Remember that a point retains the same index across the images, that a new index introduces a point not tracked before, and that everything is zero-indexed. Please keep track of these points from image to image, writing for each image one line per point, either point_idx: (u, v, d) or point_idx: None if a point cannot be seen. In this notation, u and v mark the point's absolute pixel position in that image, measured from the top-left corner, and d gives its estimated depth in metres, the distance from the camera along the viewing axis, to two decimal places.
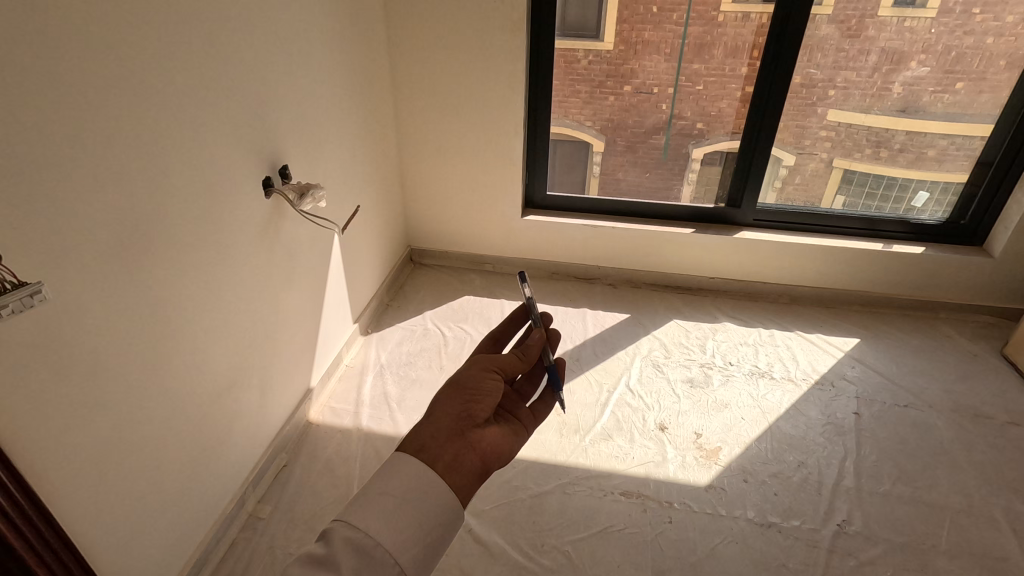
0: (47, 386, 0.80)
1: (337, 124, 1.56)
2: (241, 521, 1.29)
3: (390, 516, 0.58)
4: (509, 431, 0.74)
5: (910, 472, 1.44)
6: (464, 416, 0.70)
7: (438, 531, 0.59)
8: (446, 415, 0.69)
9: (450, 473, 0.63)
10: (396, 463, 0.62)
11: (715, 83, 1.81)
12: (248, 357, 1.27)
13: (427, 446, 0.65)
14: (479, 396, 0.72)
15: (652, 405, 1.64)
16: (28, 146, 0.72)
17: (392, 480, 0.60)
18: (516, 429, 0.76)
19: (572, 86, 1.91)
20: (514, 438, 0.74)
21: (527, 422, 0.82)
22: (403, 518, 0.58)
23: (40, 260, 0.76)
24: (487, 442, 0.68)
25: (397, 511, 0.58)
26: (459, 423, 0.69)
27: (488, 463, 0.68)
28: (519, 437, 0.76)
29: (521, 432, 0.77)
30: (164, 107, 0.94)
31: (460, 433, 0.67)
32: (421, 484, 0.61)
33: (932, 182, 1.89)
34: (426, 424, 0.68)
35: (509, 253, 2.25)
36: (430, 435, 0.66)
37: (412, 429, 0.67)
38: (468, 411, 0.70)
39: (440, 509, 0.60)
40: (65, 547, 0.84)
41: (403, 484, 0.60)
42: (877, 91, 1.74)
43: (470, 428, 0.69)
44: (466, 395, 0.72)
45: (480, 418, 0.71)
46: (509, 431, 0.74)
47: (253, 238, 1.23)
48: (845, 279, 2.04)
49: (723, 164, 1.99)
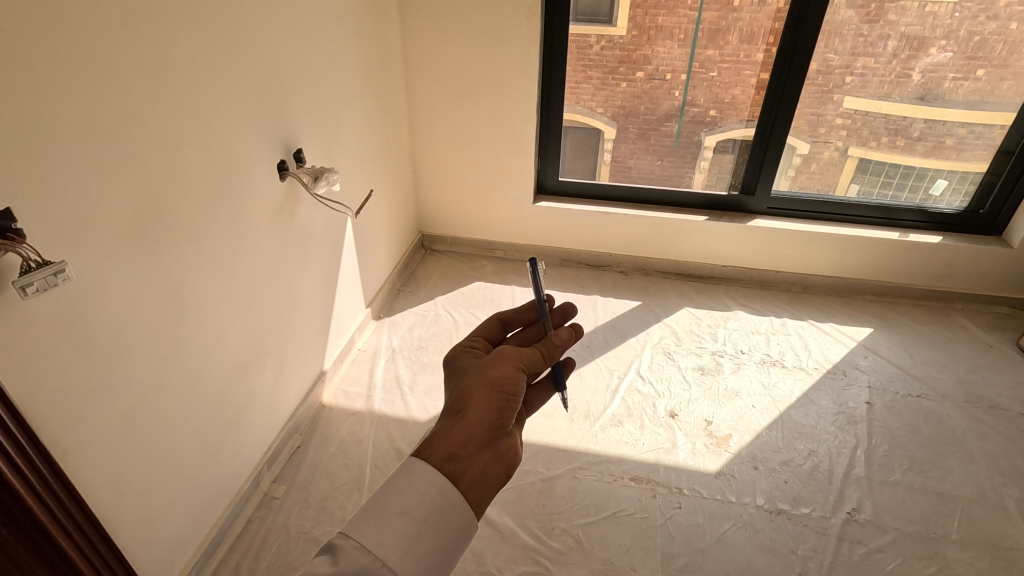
0: (72, 364, 0.81)
1: (350, 108, 1.55)
2: (257, 501, 1.32)
3: (407, 543, 0.56)
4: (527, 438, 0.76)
5: (922, 462, 1.43)
6: (497, 424, 0.69)
7: (452, 558, 0.59)
8: (480, 422, 0.68)
9: (476, 488, 0.63)
10: (417, 478, 0.60)
11: (730, 70, 1.79)
12: (263, 338, 1.28)
13: (457, 455, 0.64)
14: (512, 402, 0.72)
15: (663, 392, 1.64)
16: (50, 128, 0.73)
17: (411, 499, 0.58)
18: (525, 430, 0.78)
19: (585, 72, 1.89)
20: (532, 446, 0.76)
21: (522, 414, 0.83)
22: (420, 545, 0.56)
23: (64, 238, 0.77)
24: (515, 456, 0.69)
25: (414, 536, 0.56)
26: (491, 431, 0.68)
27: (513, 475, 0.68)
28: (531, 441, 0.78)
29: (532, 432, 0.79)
30: (183, 90, 0.94)
31: (489, 442, 0.67)
32: (442, 507, 0.59)
33: (950, 171, 1.86)
34: (458, 429, 0.67)
35: (520, 240, 2.25)
36: (460, 443, 0.65)
37: (441, 432, 0.66)
38: (501, 419, 0.70)
39: (458, 532, 0.59)
40: (90, 523, 0.86)
41: (422, 506, 0.58)
42: (895, 78, 1.71)
43: (501, 438, 0.69)
44: (501, 400, 0.71)
45: (510, 427, 0.71)
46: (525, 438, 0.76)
47: (268, 221, 1.24)
48: (859, 268, 2.03)
49: (736, 151, 1.97)
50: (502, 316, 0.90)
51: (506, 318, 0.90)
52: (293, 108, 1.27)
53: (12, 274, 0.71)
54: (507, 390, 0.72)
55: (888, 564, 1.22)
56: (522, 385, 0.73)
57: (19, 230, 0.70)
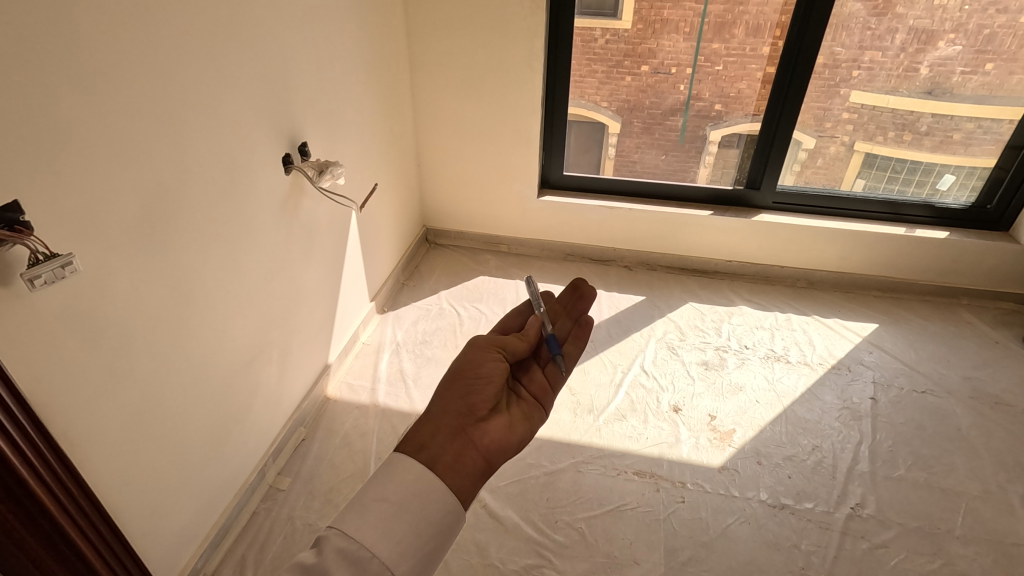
0: (79, 356, 0.82)
1: (354, 102, 1.55)
2: (262, 492, 1.33)
3: (387, 525, 0.56)
4: (517, 419, 0.75)
5: (927, 458, 1.43)
6: (466, 412, 0.70)
7: (435, 540, 0.58)
8: (448, 413, 0.69)
9: (450, 473, 0.63)
10: (394, 465, 0.61)
11: (735, 63, 1.78)
12: (268, 331, 1.29)
13: (426, 445, 0.65)
14: (478, 387, 0.73)
15: (667, 387, 1.64)
16: (57, 121, 0.73)
17: (389, 486, 0.59)
18: (526, 413, 0.77)
19: (589, 65, 1.88)
20: (524, 427, 0.75)
21: (541, 397, 0.83)
22: (399, 526, 0.57)
23: (72, 230, 0.78)
24: (490, 439, 0.69)
25: (392, 519, 0.57)
26: (460, 420, 0.69)
27: (491, 460, 0.68)
28: (531, 423, 0.77)
29: (534, 415, 0.78)
30: (188, 83, 0.94)
31: (459, 431, 0.68)
32: (420, 490, 0.60)
33: (958, 166, 1.85)
34: (426, 423, 0.68)
35: (524, 234, 2.25)
36: (428, 434, 0.66)
37: (411, 428, 0.67)
38: (470, 406, 0.71)
39: (439, 514, 0.59)
40: (96, 513, 0.87)
41: (401, 490, 0.59)
42: (903, 72, 1.70)
43: (472, 425, 0.69)
44: (467, 388, 0.73)
45: (484, 412, 0.72)
46: (517, 420, 0.75)
47: (273, 214, 1.24)
48: (864, 263, 2.02)
49: (741, 146, 1.96)
50: (501, 322, 0.93)
51: (506, 324, 0.93)
52: (297, 101, 1.27)
53: (20, 267, 0.71)
54: (473, 374, 0.74)
55: (891, 559, 1.22)
56: (490, 368, 0.75)
57: (27, 222, 0.70)
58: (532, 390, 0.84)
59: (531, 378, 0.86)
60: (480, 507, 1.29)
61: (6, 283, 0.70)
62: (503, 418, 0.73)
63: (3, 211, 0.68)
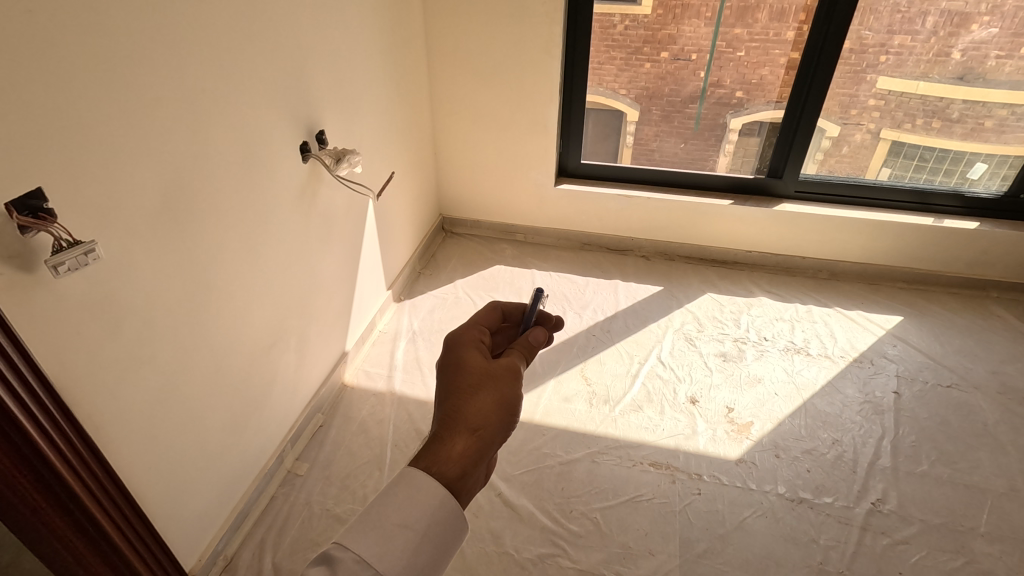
0: (103, 342, 0.83)
1: (371, 90, 1.54)
2: (280, 477, 1.35)
3: (408, 555, 0.51)
4: None
5: (951, 454, 1.40)
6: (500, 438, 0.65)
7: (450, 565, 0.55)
8: (489, 437, 0.63)
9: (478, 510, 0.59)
10: (422, 483, 0.55)
11: (758, 49, 1.73)
12: (286, 318, 1.30)
13: (468, 474, 0.59)
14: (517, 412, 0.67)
15: (684, 377, 1.63)
16: (79, 108, 0.74)
17: (413, 511, 0.53)
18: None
19: (608, 52, 1.85)
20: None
21: None
22: (422, 558, 0.52)
23: (95, 219, 0.79)
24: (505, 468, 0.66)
25: (414, 548, 0.52)
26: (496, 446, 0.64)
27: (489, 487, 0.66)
28: None
29: None
30: (206, 73, 0.94)
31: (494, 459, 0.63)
32: (446, 520, 0.54)
33: (988, 154, 1.79)
34: (471, 444, 0.61)
35: (541, 223, 2.24)
36: (471, 460, 0.60)
37: (456, 449, 0.60)
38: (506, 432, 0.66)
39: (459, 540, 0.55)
40: (122, 496, 0.89)
41: (424, 518, 0.53)
42: (934, 57, 1.64)
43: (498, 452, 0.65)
44: (511, 412, 0.66)
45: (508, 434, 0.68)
46: None
47: (291, 203, 1.25)
48: (889, 255, 1.97)
49: (763, 134, 1.92)
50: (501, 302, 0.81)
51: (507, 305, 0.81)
52: (314, 90, 1.26)
53: (43, 254, 0.73)
54: (515, 399, 0.67)
55: (912, 556, 1.20)
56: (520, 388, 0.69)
57: (50, 210, 0.72)
58: None
59: None
60: (496, 496, 1.30)
61: (31, 269, 0.71)
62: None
63: (27, 198, 0.69)
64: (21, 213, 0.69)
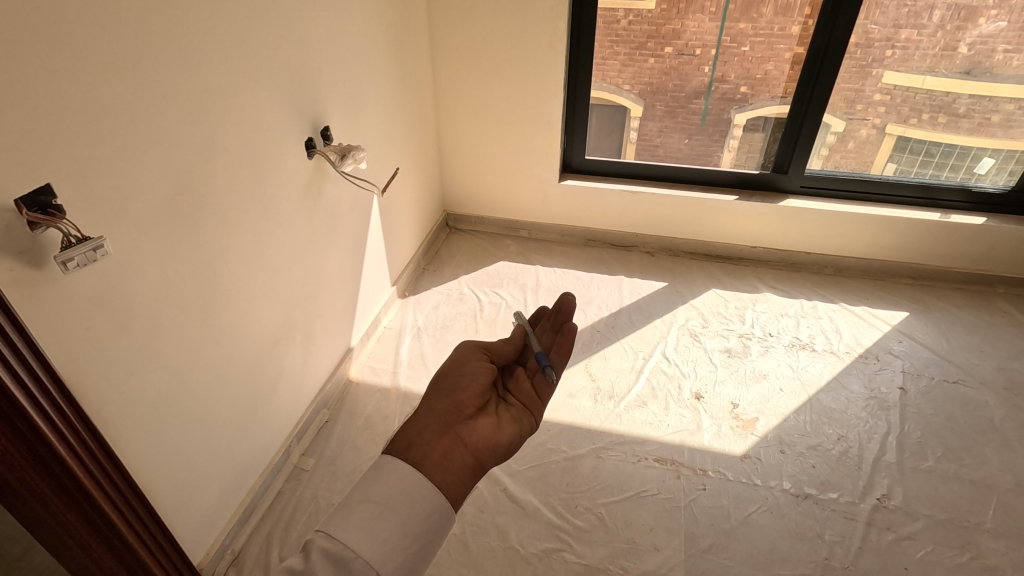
0: (112, 338, 0.84)
1: (375, 86, 1.54)
2: (287, 472, 1.36)
3: (371, 527, 0.56)
4: (505, 420, 0.76)
5: (957, 450, 1.40)
6: (453, 410, 0.72)
7: (422, 539, 0.58)
8: (434, 412, 0.71)
9: (440, 470, 0.64)
10: (383, 462, 0.62)
11: (763, 43, 1.73)
12: (292, 314, 1.30)
13: (415, 443, 0.66)
14: (462, 385, 0.76)
15: (688, 373, 1.63)
16: (88, 105, 0.74)
17: (375, 487, 0.59)
18: (515, 416, 0.78)
19: (612, 47, 1.85)
20: (514, 428, 0.75)
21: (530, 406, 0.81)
22: (385, 525, 0.57)
23: (103, 216, 0.79)
24: (477, 436, 0.70)
25: (377, 520, 0.57)
26: (447, 418, 0.71)
27: (481, 458, 0.69)
28: (519, 426, 0.77)
29: (522, 420, 0.78)
30: (211, 69, 0.94)
31: (447, 428, 0.69)
32: (406, 491, 0.59)
33: (996, 149, 1.78)
34: (414, 423, 0.70)
35: (545, 219, 2.24)
36: (417, 433, 0.68)
37: (400, 429, 0.69)
38: (458, 404, 0.73)
39: (426, 513, 0.59)
40: (132, 492, 0.90)
41: (385, 491, 0.59)
42: (941, 51, 1.63)
43: (459, 423, 0.71)
44: (451, 386, 0.75)
45: (471, 410, 0.74)
46: (507, 421, 0.76)
47: (297, 199, 1.25)
48: (895, 250, 1.96)
49: (768, 129, 1.92)
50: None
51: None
52: (319, 86, 1.26)
53: (53, 250, 0.73)
54: (453, 376, 0.77)
55: (918, 551, 1.20)
56: (472, 369, 0.78)
57: (60, 206, 0.72)
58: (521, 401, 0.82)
59: (518, 386, 0.84)
60: (501, 491, 1.31)
61: (40, 265, 0.72)
62: (490, 419, 0.74)
63: (37, 194, 0.69)
64: (30, 209, 0.69)
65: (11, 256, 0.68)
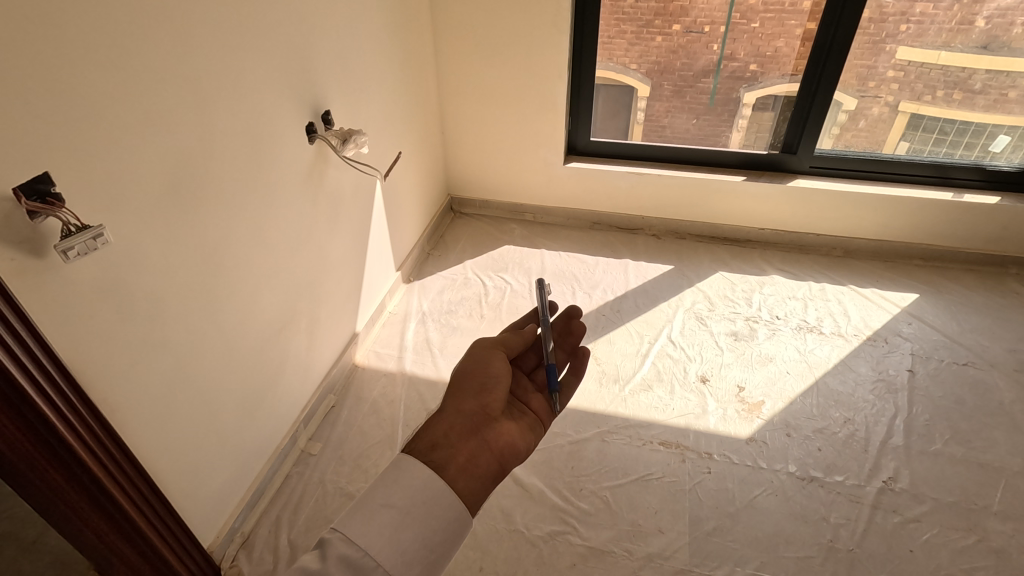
0: (115, 326, 0.84)
1: (377, 68, 1.52)
2: (295, 456, 1.37)
3: (391, 533, 0.56)
4: (523, 428, 0.77)
5: (965, 432, 1.39)
6: (478, 413, 0.73)
7: (440, 549, 0.59)
8: (460, 414, 0.72)
9: (463, 475, 0.64)
10: (406, 462, 0.62)
11: (773, 19, 1.68)
12: (296, 299, 1.30)
13: (440, 444, 0.67)
14: (489, 387, 0.76)
15: (694, 357, 1.62)
16: (86, 92, 0.73)
17: (396, 492, 0.59)
18: (530, 424, 0.80)
19: (618, 26, 1.81)
20: (531, 436, 0.77)
21: (543, 415, 0.84)
22: (406, 533, 0.57)
23: (104, 203, 0.79)
24: (503, 442, 0.71)
25: (398, 528, 0.57)
26: (474, 421, 0.72)
27: (504, 463, 0.70)
28: (535, 434, 0.79)
29: (536, 428, 0.80)
30: (210, 53, 0.93)
31: (474, 432, 0.70)
32: (426, 498, 0.60)
33: (1012, 126, 1.73)
34: (439, 423, 0.71)
35: (550, 202, 2.22)
36: (445, 435, 0.68)
37: (425, 428, 0.69)
38: (482, 408, 0.73)
39: (446, 523, 0.60)
40: (142, 478, 0.91)
41: (407, 497, 0.59)
42: (957, 25, 1.58)
43: (484, 427, 0.72)
44: (477, 388, 0.75)
45: (495, 416, 0.74)
46: (524, 429, 0.77)
47: (300, 184, 1.25)
48: (906, 231, 1.93)
49: (777, 108, 1.88)
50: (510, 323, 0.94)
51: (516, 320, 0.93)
52: (320, 69, 1.25)
53: (54, 238, 0.73)
54: (476, 376, 0.76)
55: (924, 534, 1.20)
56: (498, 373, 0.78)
57: (59, 194, 0.72)
58: (532, 408, 0.84)
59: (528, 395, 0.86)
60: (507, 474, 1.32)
61: (41, 254, 0.72)
62: (512, 424, 0.76)
63: (34, 182, 0.69)
64: (29, 198, 0.69)
65: (11, 245, 0.68)
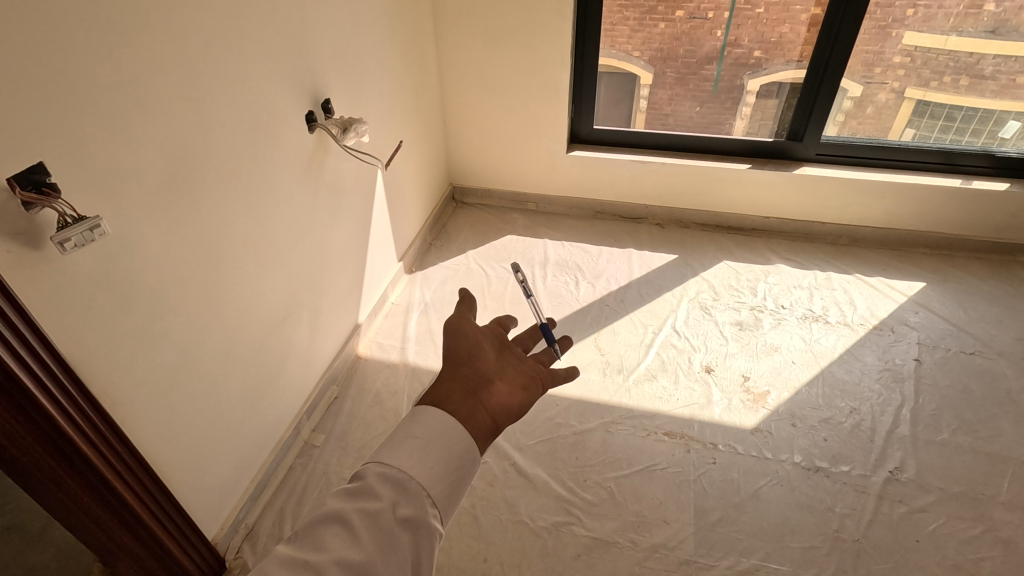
0: (115, 318, 0.83)
1: (377, 55, 1.50)
2: (298, 447, 1.37)
3: (415, 456, 0.56)
4: (522, 381, 0.70)
5: (972, 422, 1.38)
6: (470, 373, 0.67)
7: (460, 478, 0.57)
8: (452, 376, 0.67)
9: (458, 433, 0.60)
10: (418, 413, 0.60)
11: (778, 5, 1.65)
12: (298, 291, 1.29)
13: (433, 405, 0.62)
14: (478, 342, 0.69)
15: (699, 347, 1.61)
16: (80, 81, 0.72)
17: (416, 424, 0.59)
18: (531, 377, 0.70)
19: (621, 12, 1.78)
20: (533, 390, 0.69)
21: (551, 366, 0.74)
22: (428, 459, 0.56)
23: (101, 194, 0.78)
24: (496, 401, 0.65)
25: (420, 453, 0.56)
26: (466, 382, 0.66)
27: (498, 420, 0.65)
28: (536, 389, 0.70)
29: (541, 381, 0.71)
30: (207, 41, 0.91)
31: (468, 391, 0.64)
32: (443, 427, 0.59)
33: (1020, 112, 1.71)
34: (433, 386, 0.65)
35: (553, 191, 2.20)
36: (444, 395, 0.63)
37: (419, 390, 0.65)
38: (475, 367, 0.67)
39: (463, 454, 0.58)
40: (143, 469, 0.91)
41: (426, 428, 0.58)
42: (966, 9, 1.55)
43: (479, 387, 0.66)
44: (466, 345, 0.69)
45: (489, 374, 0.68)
46: (524, 383, 0.69)
47: (300, 174, 1.23)
48: (913, 219, 1.91)
49: (782, 96, 1.85)
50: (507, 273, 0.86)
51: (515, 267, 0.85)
52: (319, 56, 1.23)
53: (50, 230, 0.72)
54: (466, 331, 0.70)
55: (930, 524, 1.19)
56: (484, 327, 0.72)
57: (54, 184, 0.70)
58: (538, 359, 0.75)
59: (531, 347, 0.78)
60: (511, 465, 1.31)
61: (38, 246, 0.71)
62: (508, 379, 0.69)
63: (29, 173, 0.67)
64: (25, 188, 0.67)
65: (7, 237, 0.67)
